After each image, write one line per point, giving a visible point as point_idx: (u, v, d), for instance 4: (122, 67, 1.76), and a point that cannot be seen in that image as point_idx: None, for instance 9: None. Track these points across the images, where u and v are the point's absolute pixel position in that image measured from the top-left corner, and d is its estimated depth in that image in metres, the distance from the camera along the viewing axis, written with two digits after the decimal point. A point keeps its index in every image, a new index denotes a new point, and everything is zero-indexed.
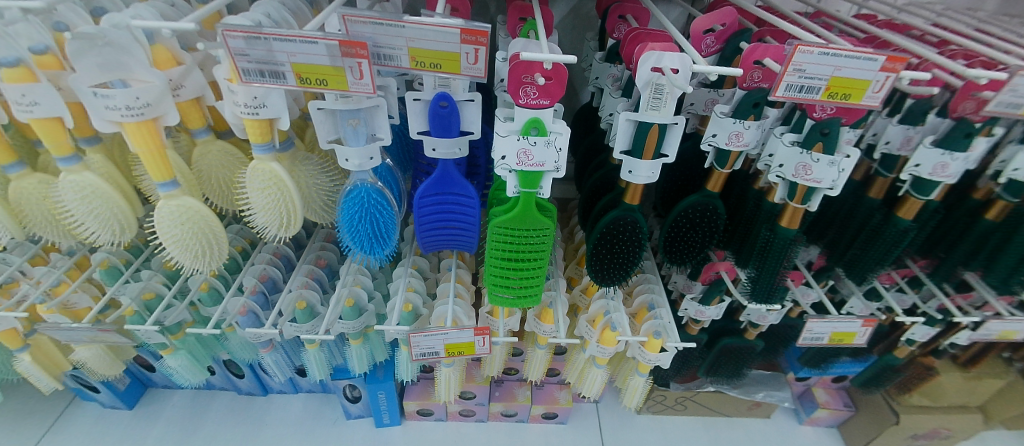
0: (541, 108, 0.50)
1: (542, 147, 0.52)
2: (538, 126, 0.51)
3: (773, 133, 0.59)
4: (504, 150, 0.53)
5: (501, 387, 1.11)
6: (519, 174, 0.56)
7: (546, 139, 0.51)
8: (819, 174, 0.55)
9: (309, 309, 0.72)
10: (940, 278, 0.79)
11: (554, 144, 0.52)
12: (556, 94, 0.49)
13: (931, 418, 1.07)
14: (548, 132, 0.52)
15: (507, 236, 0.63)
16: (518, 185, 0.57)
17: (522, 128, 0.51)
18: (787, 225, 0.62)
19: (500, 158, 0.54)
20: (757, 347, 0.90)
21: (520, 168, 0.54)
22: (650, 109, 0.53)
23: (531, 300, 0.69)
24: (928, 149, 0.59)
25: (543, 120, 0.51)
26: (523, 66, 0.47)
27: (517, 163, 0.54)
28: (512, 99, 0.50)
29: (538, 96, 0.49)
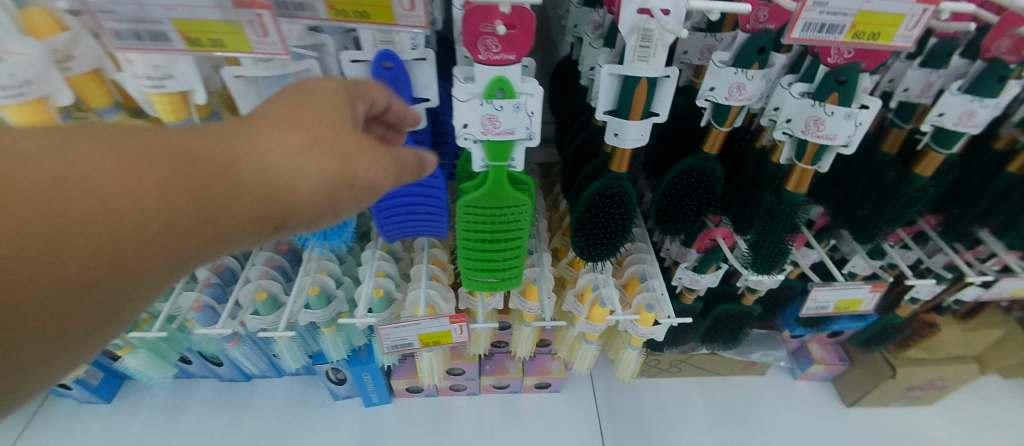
0: (507, 64, 0.42)
1: (510, 112, 0.45)
2: (504, 87, 0.43)
3: (779, 83, 0.51)
4: (466, 118, 0.45)
5: (491, 360, 1.08)
6: (486, 146, 0.49)
7: (515, 102, 0.44)
8: (832, 129, 0.47)
9: (271, 299, 0.66)
10: (952, 235, 0.74)
11: (525, 108, 0.45)
12: (522, 46, 0.41)
13: (928, 371, 1.05)
14: (516, 94, 0.44)
15: (480, 216, 0.56)
16: (485, 158, 0.51)
17: (485, 90, 0.44)
18: (794, 190, 0.55)
19: (461, 127, 0.46)
20: (754, 313, 0.86)
21: (487, 137, 0.47)
22: (637, 61, 0.45)
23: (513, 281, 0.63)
24: (954, 95, 0.52)
25: (509, 79, 0.43)
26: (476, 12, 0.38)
27: (483, 132, 0.47)
28: (469, 54, 0.41)
29: (500, 50, 0.41)
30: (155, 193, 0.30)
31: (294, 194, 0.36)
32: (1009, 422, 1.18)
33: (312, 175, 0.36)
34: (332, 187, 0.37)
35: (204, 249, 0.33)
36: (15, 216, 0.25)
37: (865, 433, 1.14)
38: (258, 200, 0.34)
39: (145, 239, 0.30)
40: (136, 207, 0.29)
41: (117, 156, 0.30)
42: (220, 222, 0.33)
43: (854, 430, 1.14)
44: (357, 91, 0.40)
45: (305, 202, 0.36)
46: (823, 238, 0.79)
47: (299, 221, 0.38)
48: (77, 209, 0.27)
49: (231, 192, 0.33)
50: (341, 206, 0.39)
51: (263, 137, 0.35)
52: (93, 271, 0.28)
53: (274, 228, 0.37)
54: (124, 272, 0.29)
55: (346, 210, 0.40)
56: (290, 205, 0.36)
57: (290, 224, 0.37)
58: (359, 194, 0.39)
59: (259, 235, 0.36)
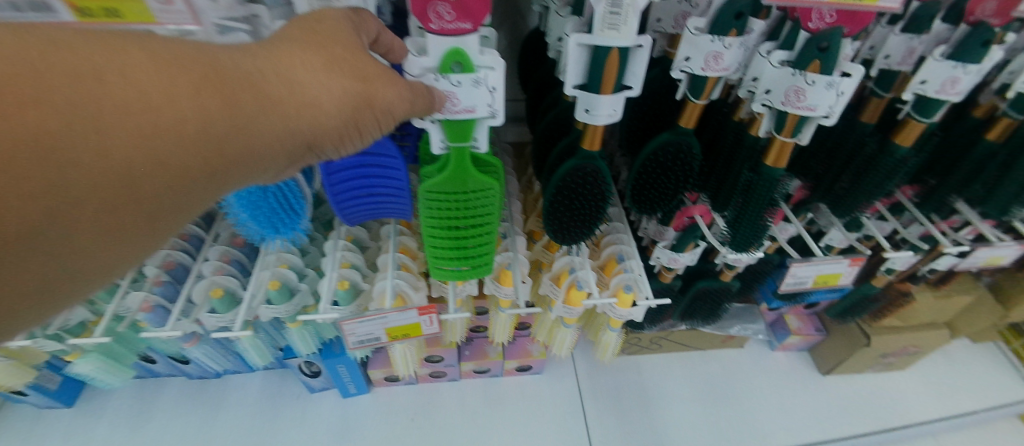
0: (463, 34, 0.39)
1: (469, 88, 0.42)
2: (461, 60, 0.40)
3: (758, 52, 0.48)
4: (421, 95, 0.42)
5: (471, 346, 1.06)
6: (446, 125, 0.46)
7: (473, 77, 0.41)
8: (814, 100, 0.45)
9: (228, 296, 0.62)
10: (930, 206, 0.73)
11: (484, 84, 0.42)
12: (477, 12, 0.38)
13: (901, 339, 1.08)
14: (474, 68, 0.41)
15: (445, 200, 0.53)
16: (445, 139, 0.47)
17: (440, 63, 0.40)
18: (773, 164, 0.53)
19: None
20: (733, 289, 0.85)
21: (446, 117, 0.44)
22: (607, 29, 0.42)
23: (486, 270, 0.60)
24: (937, 62, 0.50)
25: (466, 50, 0.40)
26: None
27: (441, 110, 0.44)
28: (421, 24, 0.38)
29: (454, 18, 0.38)
30: (191, 93, 0.31)
31: (318, 112, 0.37)
32: (976, 382, 1.23)
33: (335, 93, 0.38)
34: (354, 106, 0.38)
35: (238, 157, 0.35)
36: (75, 103, 0.28)
37: (840, 400, 1.17)
38: (288, 114, 0.36)
39: (186, 137, 0.31)
40: (177, 103, 0.31)
41: (158, 57, 0.31)
42: (254, 129, 0.35)
43: (829, 397, 1.17)
44: (371, 22, 0.42)
45: (329, 121, 0.38)
46: (801, 212, 0.78)
47: (325, 142, 0.39)
48: (125, 102, 0.29)
49: (262, 103, 0.35)
50: (362, 129, 0.40)
51: (285, 56, 0.36)
52: (141, 162, 0.30)
53: (301, 147, 0.38)
54: (167, 169, 0.31)
55: (368, 135, 0.41)
56: (315, 122, 0.37)
57: (317, 144, 0.39)
58: (381, 118, 0.40)
59: (288, 152, 0.38)
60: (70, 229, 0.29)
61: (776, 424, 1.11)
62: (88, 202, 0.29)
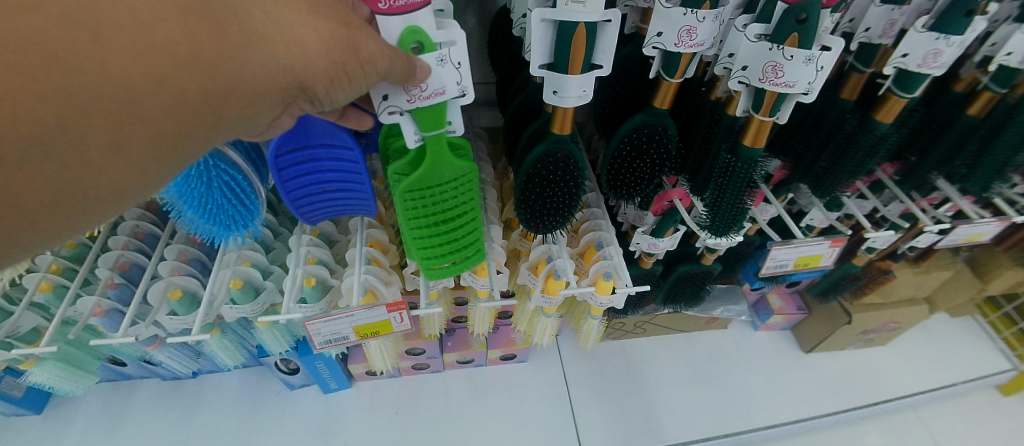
0: (416, 8, 0.36)
1: (435, 67, 0.39)
2: (421, 41, 0.38)
3: (734, 25, 0.46)
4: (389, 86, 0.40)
5: (453, 336, 1.04)
6: (417, 116, 0.43)
7: (437, 55, 0.39)
8: (792, 75, 0.43)
9: (188, 297, 0.60)
10: (910, 185, 0.72)
11: (449, 62, 0.40)
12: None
13: (880, 315, 1.09)
14: (434, 47, 0.38)
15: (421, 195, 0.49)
16: (418, 131, 0.45)
17: (398, 44, 0.37)
18: (751, 145, 0.51)
19: (381, 98, 0.41)
20: (714, 272, 0.84)
21: (415, 106, 0.42)
22: (572, 2, 0.39)
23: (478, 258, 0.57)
24: (918, 34, 0.48)
25: (423, 28, 0.37)
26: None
27: (411, 99, 0.41)
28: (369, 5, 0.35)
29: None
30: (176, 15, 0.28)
31: (308, 51, 0.33)
32: (953, 355, 1.25)
33: (322, 34, 0.34)
34: (345, 50, 0.35)
35: (228, 95, 0.32)
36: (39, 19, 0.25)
37: (822, 377, 1.18)
38: (277, 53, 0.32)
39: (171, 62, 0.28)
40: (158, 24, 0.28)
41: None
42: (236, 65, 0.31)
43: (812, 374, 1.19)
44: None
45: (320, 62, 0.34)
46: (781, 193, 0.77)
47: (317, 89, 0.35)
48: (100, 21, 0.26)
49: (249, 37, 0.31)
50: (354, 78, 0.36)
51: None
52: (122, 88, 0.27)
53: (293, 91, 0.35)
54: (152, 99, 0.28)
55: (362, 90, 0.37)
56: (306, 63, 0.34)
57: (309, 90, 0.35)
58: (369, 71, 0.36)
59: (279, 95, 0.34)
60: (60, 150, 0.27)
61: (760, 402, 1.12)
62: (72, 127, 0.27)
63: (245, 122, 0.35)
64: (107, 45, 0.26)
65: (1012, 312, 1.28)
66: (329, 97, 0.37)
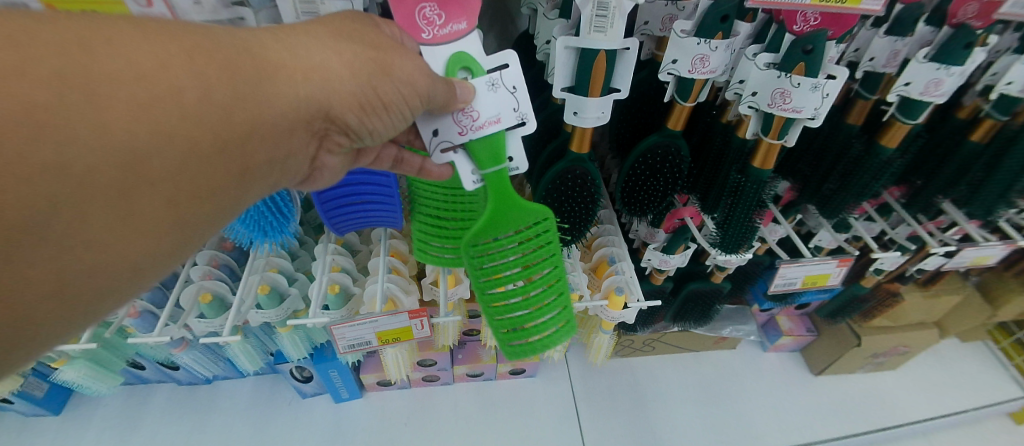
0: (461, 36, 0.41)
1: (486, 90, 0.42)
2: (468, 64, 0.41)
3: (744, 54, 0.48)
4: (440, 121, 0.44)
5: (464, 349, 1.06)
6: (471, 150, 0.46)
7: (486, 78, 0.42)
8: (799, 101, 0.46)
9: (217, 301, 0.62)
10: (916, 207, 0.75)
11: (502, 87, 0.43)
12: (470, 6, 0.40)
13: (890, 338, 1.09)
14: (484, 72, 0.42)
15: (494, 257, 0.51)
16: (474, 168, 0.47)
17: (446, 70, 0.41)
18: (760, 166, 0.53)
19: (433, 135, 0.45)
20: (724, 290, 0.85)
21: (467, 138, 0.45)
22: (594, 32, 0.42)
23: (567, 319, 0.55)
24: (920, 64, 0.51)
25: (470, 54, 0.41)
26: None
27: (462, 131, 0.44)
28: (412, 42, 0.40)
29: (448, 20, 0.40)
30: (184, 61, 0.28)
31: (334, 76, 0.35)
32: (964, 380, 1.25)
33: (345, 57, 0.35)
34: (374, 73, 0.36)
35: (262, 136, 0.32)
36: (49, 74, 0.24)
37: (832, 400, 1.18)
38: (308, 82, 0.34)
39: (184, 110, 0.28)
40: (167, 72, 0.27)
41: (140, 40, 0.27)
42: (251, 105, 0.31)
43: (821, 397, 1.18)
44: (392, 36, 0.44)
45: (347, 88, 0.35)
46: (790, 213, 0.79)
47: (345, 116, 0.37)
48: (96, 80, 0.25)
49: (260, 71, 0.31)
50: (387, 100, 0.38)
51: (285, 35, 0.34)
52: (132, 150, 0.26)
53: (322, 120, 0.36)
54: (165, 157, 0.27)
55: (395, 111, 0.39)
56: (336, 89, 0.35)
57: (336, 117, 0.37)
58: (403, 89, 0.38)
59: (307, 127, 0.35)
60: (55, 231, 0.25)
61: (770, 423, 1.12)
62: (65, 209, 0.25)
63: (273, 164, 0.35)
64: (109, 103, 0.25)
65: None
66: (358, 122, 0.38)
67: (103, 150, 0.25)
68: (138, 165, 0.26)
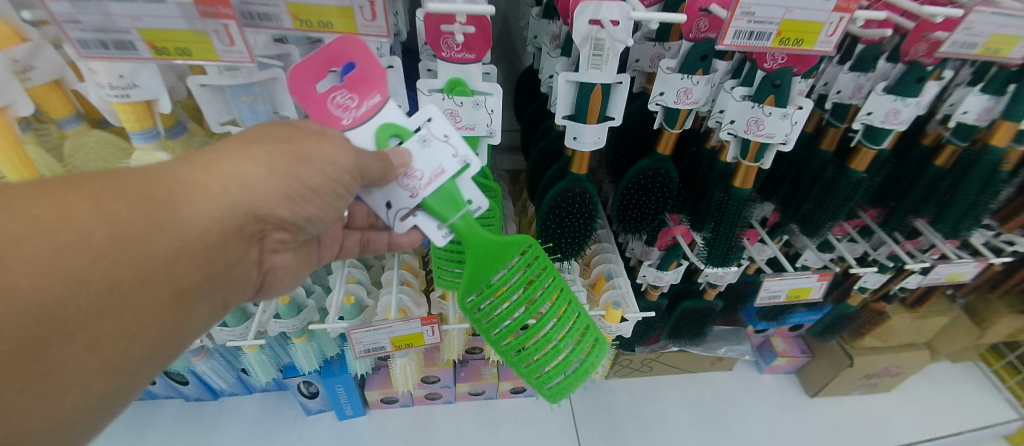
0: (379, 108, 0.43)
1: (421, 149, 0.44)
2: (397, 132, 0.44)
3: (723, 88, 0.55)
4: (389, 192, 0.46)
5: (466, 366, 1.09)
6: (428, 208, 0.46)
7: (417, 137, 0.44)
8: (771, 128, 0.52)
9: (239, 311, 0.66)
10: (891, 226, 0.81)
11: (435, 138, 0.45)
12: (376, 82, 0.42)
13: (881, 358, 1.12)
14: (412, 133, 0.44)
15: (503, 313, 0.55)
16: (439, 223, 0.48)
17: (378, 142, 0.43)
18: (741, 186, 0.60)
19: (389, 204, 0.47)
20: (716, 307, 0.90)
21: (419, 196, 0.46)
22: (591, 68, 0.48)
23: (593, 329, 0.59)
24: (880, 96, 0.57)
25: (393, 122, 0.43)
26: (304, 68, 0.40)
27: (413, 193, 0.45)
28: (336, 129, 0.43)
29: (362, 100, 0.43)
30: (95, 204, 0.34)
31: (252, 179, 0.38)
32: (958, 403, 1.27)
33: (263, 159, 0.39)
34: (293, 163, 0.39)
35: (186, 257, 0.37)
36: None
37: (828, 422, 1.20)
38: (229, 191, 0.38)
39: (97, 250, 0.33)
40: (77, 220, 0.33)
41: (57, 197, 0.33)
42: (165, 231, 0.35)
43: (817, 419, 1.20)
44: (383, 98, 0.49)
45: (269, 187, 0.39)
46: (776, 234, 0.83)
47: (275, 211, 0.40)
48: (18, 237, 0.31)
49: (174, 193, 0.36)
50: (314, 185, 0.41)
51: (206, 160, 0.38)
52: (50, 299, 0.31)
53: (254, 223, 0.41)
54: (83, 299, 0.32)
55: (326, 197, 0.42)
56: (258, 189, 0.39)
57: (267, 215, 0.40)
58: (327, 168, 0.40)
59: (237, 232, 0.40)
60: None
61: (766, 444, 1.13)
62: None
63: (212, 281, 0.40)
64: (28, 256, 0.31)
65: (1015, 361, 1.30)
66: (292, 217, 0.42)
67: (48, 276, 0.31)
68: (60, 309, 0.31)
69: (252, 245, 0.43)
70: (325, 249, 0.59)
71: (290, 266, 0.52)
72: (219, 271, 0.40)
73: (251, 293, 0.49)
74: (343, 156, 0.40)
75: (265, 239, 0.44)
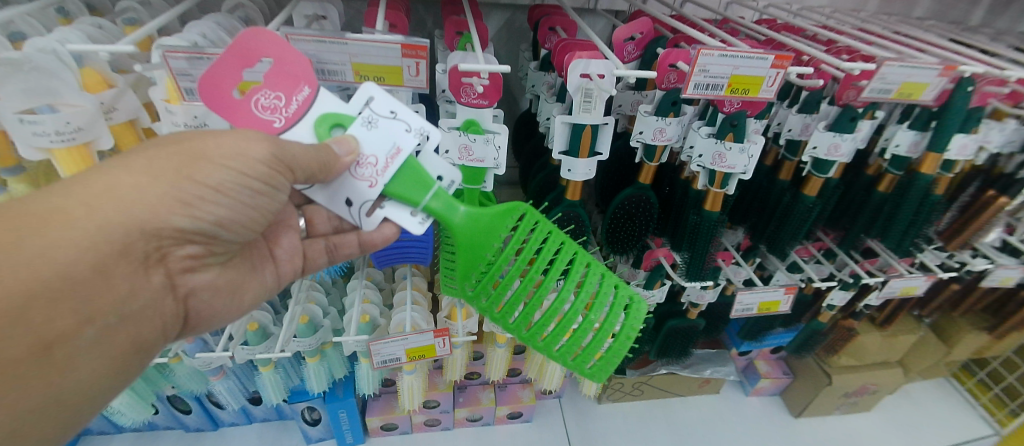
0: (312, 102, 0.45)
1: (368, 133, 0.46)
2: (337, 121, 0.46)
3: (692, 128, 0.65)
4: (347, 189, 0.47)
5: (465, 392, 1.13)
6: (395, 196, 0.48)
7: (356, 122, 0.46)
8: (732, 161, 0.63)
9: (261, 330, 0.71)
10: (847, 245, 0.92)
11: (381, 117, 0.46)
12: (301, 75, 0.44)
13: (856, 376, 1.20)
14: (352, 119, 0.46)
15: (516, 291, 0.58)
16: (410, 211, 0.50)
17: (318, 134, 0.45)
18: (711, 209, 0.70)
19: (349, 202, 0.48)
20: (699, 326, 0.97)
21: (378, 185, 0.47)
22: (582, 112, 0.58)
23: (621, 288, 0.60)
24: (822, 133, 0.68)
25: (329, 112, 0.46)
26: (217, 74, 0.42)
27: (371, 183, 0.47)
28: (271, 133, 0.44)
29: (289, 97, 0.44)
30: None
31: (135, 188, 0.39)
32: (935, 420, 1.34)
33: (148, 164, 0.40)
34: (184, 165, 0.41)
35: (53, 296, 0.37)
36: None
37: (812, 442, 1.25)
38: (102, 212, 0.38)
39: None
40: None
41: None
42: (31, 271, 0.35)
43: (801, 438, 1.25)
44: None
45: (153, 194, 0.40)
46: (750, 257, 0.92)
47: (171, 219, 0.41)
48: None
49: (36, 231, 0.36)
50: (215, 183, 0.41)
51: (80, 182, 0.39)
52: None
53: (144, 243, 0.41)
54: None
55: (232, 193, 0.43)
56: (140, 198, 0.39)
57: (161, 224, 0.41)
58: (224, 164, 0.41)
59: (124, 254, 0.40)
60: None
61: None
62: None
63: (96, 322, 0.39)
64: None
65: (986, 378, 1.38)
66: (191, 224, 0.42)
67: None
68: None
69: (148, 272, 0.43)
70: (284, 266, 0.60)
71: (216, 288, 0.52)
72: (102, 310, 0.40)
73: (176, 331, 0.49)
74: (243, 145, 0.41)
75: (169, 256, 0.45)
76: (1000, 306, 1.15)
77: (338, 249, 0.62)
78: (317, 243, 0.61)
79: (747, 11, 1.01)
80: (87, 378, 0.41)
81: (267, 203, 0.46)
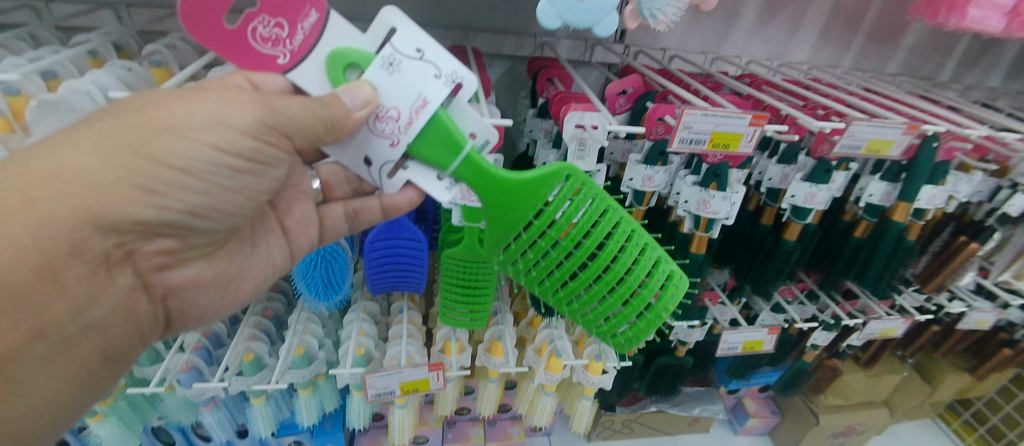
0: (319, 35, 0.43)
1: (390, 79, 0.44)
2: (349, 59, 0.44)
3: (678, 176, 0.69)
4: (368, 147, 0.48)
5: (454, 428, 1.12)
6: (418, 157, 0.48)
7: (373, 64, 0.44)
8: (716, 207, 0.66)
9: (257, 360, 0.72)
10: (828, 287, 0.96)
11: (405, 58, 0.44)
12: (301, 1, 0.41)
13: (843, 416, 1.21)
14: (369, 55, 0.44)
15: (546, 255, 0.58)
16: (435, 172, 0.50)
17: (331, 77, 0.44)
18: (697, 251, 0.74)
19: (370, 162, 0.49)
20: (687, 363, 0.99)
21: (400, 143, 0.47)
22: (576, 160, 0.61)
23: (663, 262, 0.57)
24: (800, 183, 0.73)
25: (337, 49, 0.44)
26: (196, 19, 0.39)
27: (393, 141, 0.47)
28: (277, 70, 0.43)
29: (293, 26, 0.42)
30: None
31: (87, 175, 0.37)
32: None
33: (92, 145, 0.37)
34: (143, 139, 0.38)
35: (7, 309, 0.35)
36: None
37: None
38: (49, 203, 0.36)
39: None
40: None
41: None
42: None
43: None
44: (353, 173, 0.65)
45: (105, 178, 0.37)
46: (735, 297, 0.96)
47: (131, 209, 0.39)
48: None
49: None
50: (185, 164, 0.40)
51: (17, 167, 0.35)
52: None
53: (100, 239, 0.39)
54: None
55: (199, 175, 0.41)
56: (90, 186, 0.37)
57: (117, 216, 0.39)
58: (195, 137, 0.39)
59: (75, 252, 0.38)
60: None
61: None
62: None
63: (46, 337, 0.38)
64: None
65: (971, 418, 1.40)
66: (154, 214, 0.41)
67: None
68: None
69: (110, 273, 0.42)
70: (296, 237, 0.61)
71: (200, 284, 0.52)
72: (54, 323, 0.38)
73: (159, 331, 0.51)
74: (228, 109, 0.40)
75: (135, 254, 0.43)
76: (981, 347, 1.19)
77: (359, 214, 0.64)
78: (336, 209, 0.63)
79: (730, 66, 1.09)
80: (49, 388, 0.40)
81: (252, 183, 0.46)
